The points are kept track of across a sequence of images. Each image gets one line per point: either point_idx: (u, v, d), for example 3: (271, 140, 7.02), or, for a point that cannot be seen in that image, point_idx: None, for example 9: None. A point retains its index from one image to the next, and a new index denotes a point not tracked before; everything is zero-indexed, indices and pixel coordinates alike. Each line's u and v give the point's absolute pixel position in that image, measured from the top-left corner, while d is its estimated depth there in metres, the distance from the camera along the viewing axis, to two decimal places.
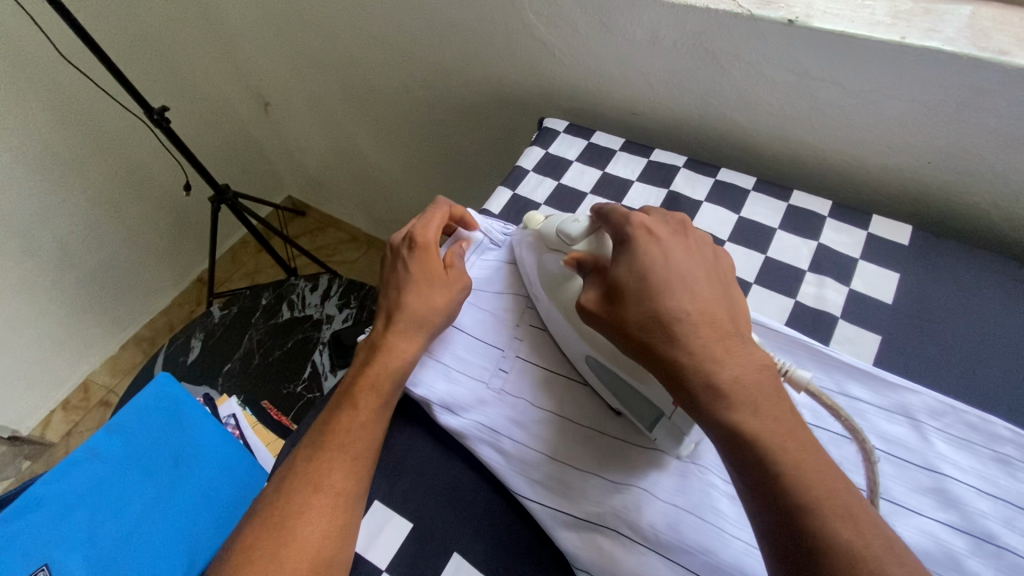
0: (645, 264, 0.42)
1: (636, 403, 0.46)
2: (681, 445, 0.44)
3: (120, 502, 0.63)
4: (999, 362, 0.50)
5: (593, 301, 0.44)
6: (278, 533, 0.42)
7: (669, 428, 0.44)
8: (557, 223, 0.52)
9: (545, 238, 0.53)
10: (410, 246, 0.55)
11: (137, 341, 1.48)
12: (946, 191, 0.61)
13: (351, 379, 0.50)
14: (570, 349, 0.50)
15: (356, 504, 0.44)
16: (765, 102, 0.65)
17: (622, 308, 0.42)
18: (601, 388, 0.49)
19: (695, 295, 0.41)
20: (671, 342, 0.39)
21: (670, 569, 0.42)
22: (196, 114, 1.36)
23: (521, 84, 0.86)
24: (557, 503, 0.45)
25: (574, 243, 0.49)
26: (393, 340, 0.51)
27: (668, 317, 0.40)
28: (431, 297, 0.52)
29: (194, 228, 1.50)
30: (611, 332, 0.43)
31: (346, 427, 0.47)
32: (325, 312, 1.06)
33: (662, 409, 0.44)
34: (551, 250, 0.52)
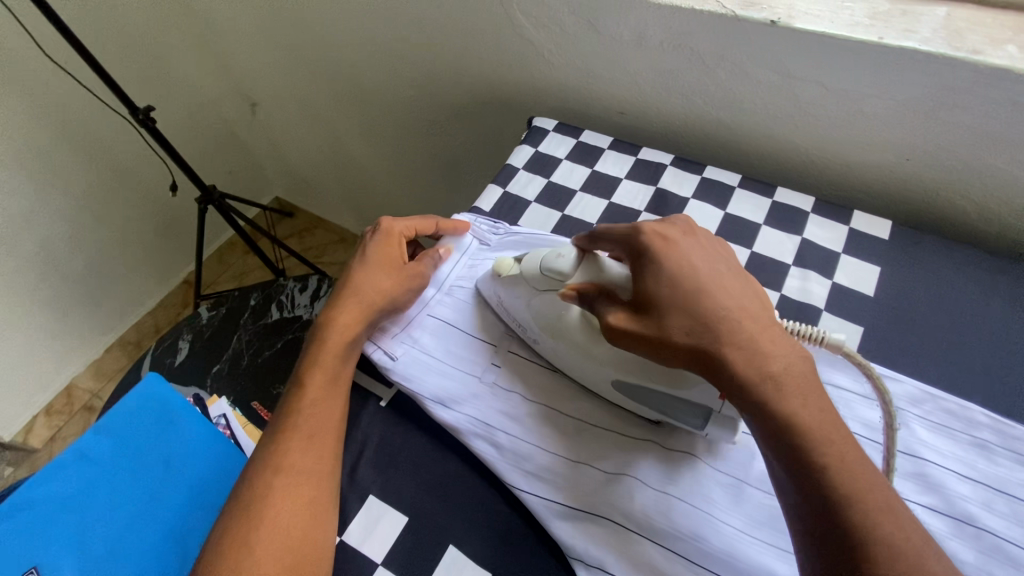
0: (674, 269, 0.42)
1: (682, 409, 0.45)
2: (735, 433, 0.44)
3: (110, 502, 0.62)
4: (979, 353, 0.51)
5: (622, 317, 0.43)
6: (247, 515, 0.43)
7: (719, 421, 0.44)
8: (540, 258, 0.50)
9: (528, 279, 0.51)
10: (375, 233, 0.57)
11: (121, 344, 1.46)
12: (924, 186, 0.63)
13: (304, 359, 0.51)
14: (573, 363, 0.50)
15: (322, 481, 0.45)
16: (749, 102, 0.66)
17: (664, 320, 0.41)
18: (627, 401, 0.48)
19: (728, 293, 0.41)
20: (728, 343, 0.39)
21: (664, 556, 0.43)
22: (181, 114, 1.34)
23: (510, 84, 0.87)
24: (549, 493, 0.46)
25: (568, 277, 0.48)
26: (336, 316, 0.52)
27: (717, 318, 0.40)
28: (382, 279, 0.54)
29: (179, 230, 1.49)
30: (648, 346, 0.42)
31: (302, 407, 0.48)
32: (315, 312, 1.06)
33: (712, 406, 0.44)
34: (539, 292, 0.51)
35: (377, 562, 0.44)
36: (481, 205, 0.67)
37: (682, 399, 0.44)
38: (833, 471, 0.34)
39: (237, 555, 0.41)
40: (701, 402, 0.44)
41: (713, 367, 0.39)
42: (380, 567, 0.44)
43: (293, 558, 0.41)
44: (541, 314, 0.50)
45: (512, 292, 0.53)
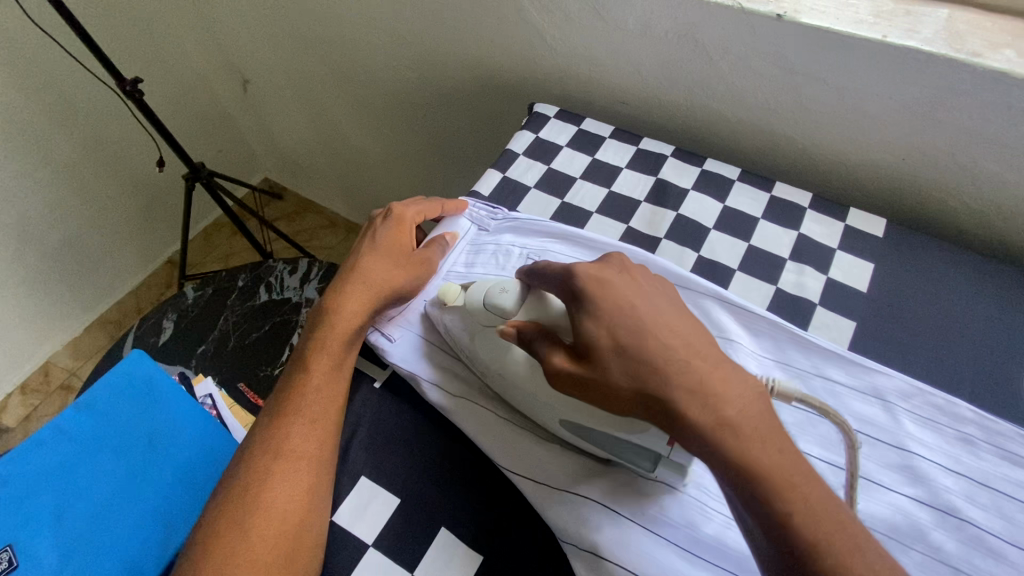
0: (611, 310, 0.38)
1: (629, 452, 0.42)
2: (685, 476, 0.42)
3: (89, 482, 0.60)
4: (966, 350, 0.52)
5: (564, 363, 0.39)
6: (246, 498, 0.43)
7: (670, 464, 0.42)
8: (482, 291, 0.47)
9: (471, 314, 0.48)
10: (386, 218, 0.56)
11: (101, 323, 1.43)
12: (918, 186, 0.64)
13: (303, 342, 0.50)
14: (539, 414, 0.46)
15: (323, 469, 0.45)
16: (751, 96, 0.66)
17: (606, 362, 0.37)
18: (580, 443, 0.45)
19: (672, 334, 0.38)
20: (665, 390, 0.36)
21: (656, 543, 0.42)
22: (171, 88, 1.31)
23: (512, 69, 0.86)
24: (544, 478, 0.45)
25: (510, 312, 0.45)
26: (340, 302, 0.51)
27: (661, 362, 0.36)
28: (389, 266, 0.53)
29: (165, 207, 1.46)
30: (591, 391, 0.38)
31: (302, 392, 0.47)
32: (304, 295, 1.04)
33: (660, 451, 0.41)
34: (483, 327, 0.47)
35: (368, 544, 0.44)
36: (480, 188, 0.66)
37: (629, 443, 0.42)
38: None
39: (235, 538, 0.41)
40: (648, 443, 0.41)
41: (651, 409, 0.37)
42: (371, 549, 0.44)
43: (290, 544, 0.41)
44: (488, 351, 0.47)
45: (456, 327, 0.50)
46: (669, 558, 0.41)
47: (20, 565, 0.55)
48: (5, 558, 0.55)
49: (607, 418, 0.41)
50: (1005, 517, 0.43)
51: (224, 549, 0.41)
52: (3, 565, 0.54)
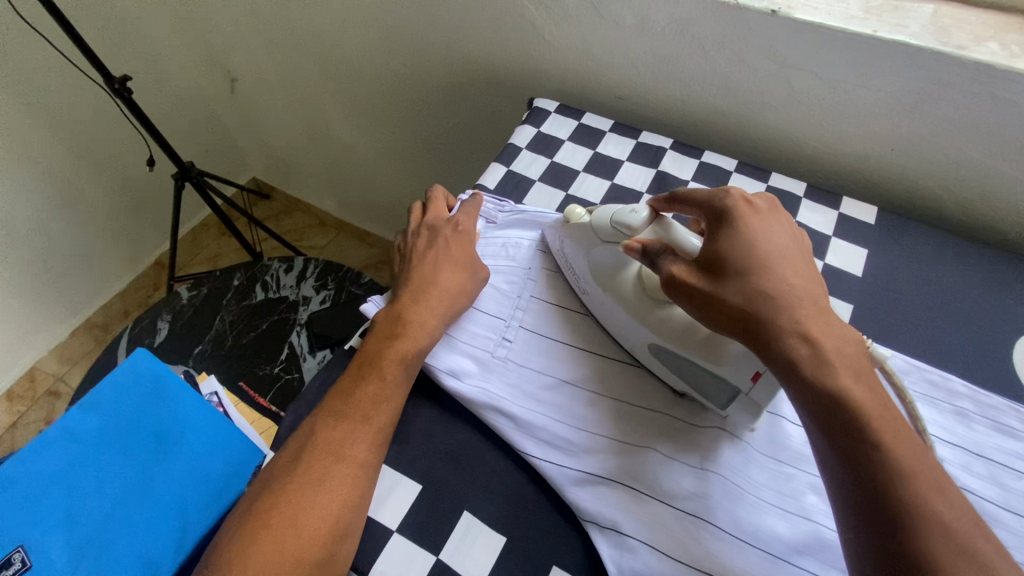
0: (748, 239, 0.42)
1: (710, 385, 0.46)
2: (757, 419, 0.45)
3: (99, 483, 0.60)
4: (956, 328, 0.55)
5: (685, 271, 0.43)
6: (299, 498, 0.43)
7: (746, 404, 0.45)
8: (611, 213, 0.50)
9: (595, 231, 0.51)
10: (455, 229, 0.58)
11: (89, 326, 1.41)
12: (905, 175, 0.67)
13: (377, 347, 0.50)
14: (622, 329, 0.51)
15: (365, 468, 0.45)
16: (747, 90, 0.68)
17: (727, 281, 0.41)
18: (655, 364, 0.49)
19: (791, 273, 0.41)
20: (775, 319, 0.39)
21: (674, 517, 0.43)
22: (157, 86, 1.29)
23: (509, 65, 0.87)
24: (565, 461, 0.46)
25: (636, 232, 0.48)
26: (421, 317, 0.51)
27: (775, 292, 0.40)
28: (463, 278, 0.54)
29: (153, 208, 1.43)
30: (700, 303, 0.42)
31: (372, 398, 0.47)
32: (301, 293, 1.04)
33: (739, 387, 0.44)
34: (603, 243, 0.51)
35: (394, 529, 0.45)
36: (485, 182, 0.67)
37: (712, 375, 0.45)
38: (850, 434, 0.36)
39: (286, 535, 0.42)
40: (730, 382, 0.44)
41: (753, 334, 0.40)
42: (396, 534, 0.45)
43: (332, 542, 0.42)
44: (599, 268, 0.52)
45: (577, 241, 0.53)
46: (686, 530, 0.43)
47: (34, 565, 0.55)
48: (18, 559, 0.55)
49: (699, 347, 0.45)
50: (999, 484, 0.46)
51: (273, 539, 0.42)
52: (16, 566, 0.55)
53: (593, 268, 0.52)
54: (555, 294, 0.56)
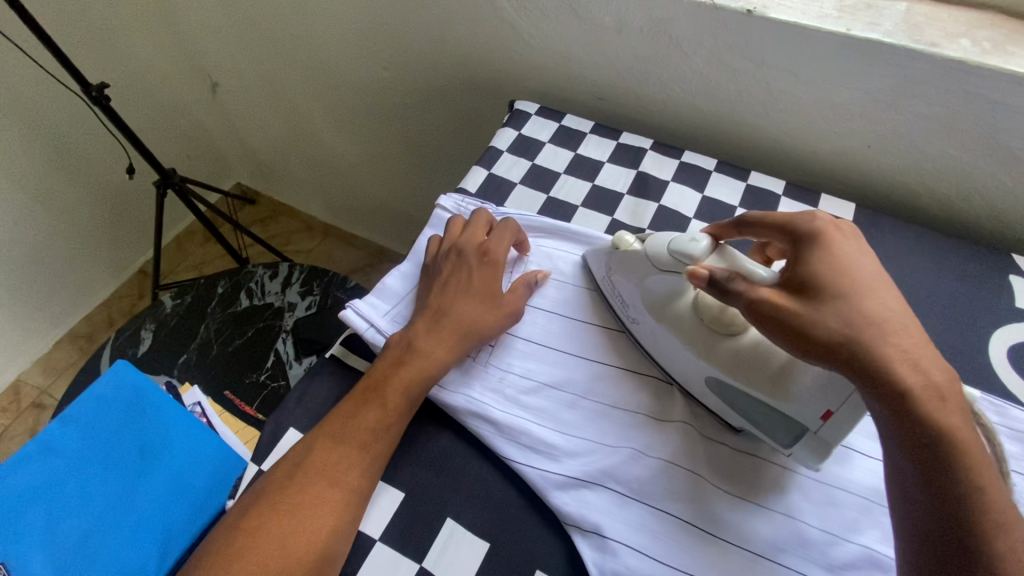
0: (835, 260, 0.40)
1: (773, 421, 0.43)
2: (824, 458, 0.42)
3: (80, 498, 0.59)
4: (931, 323, 0.56)
5: (770, 296, 0.40)
6: (289, 521, 0.42)
7: (815, 444, 0.42)
8: (668, 240, 0.46)
9: (651, 259, 0.48)
10: (482, 258, 0.53)
11: (72, 337, 1.39)
12: (882, 172, 0.67)
13: (381, 374, 0.48)
14: (674, 360, 0.48)
15: (351, 481, 0.45)
16: (725, 89, 0.69)
17: (822, 306, 0.38)
18: (713, 400, 0.47)
19: (891, 299, 0.39)
20: (880, 346, 0.36)
21: (656, 518, 0.44)
22: (136, 93, 1.28)
23: (490, 67, 0.87)
24: (548, 466, 0.46)
25: (700, 260, 0.44)
26: (431, 347, 0.49)
27: (879, 318, 0.38)
28: (481, 312, 0.51)
29: (135, 216, 1.42)
30: (791, 331, 0.39)
31: (371, 426, 0.46)
32: (287, 300, 1.03)
33: (808, 426, 0.42)
34: (660, 271, 0.48)
35: (376, 539, 0.45)
36: (466, 186, 0.67)
37: (778, 411, 0.42)
38: None
39: (271, 553, 0.41)
40: (797, 420, 0.42)
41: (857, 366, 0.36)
42: (379, 543, 0.44)
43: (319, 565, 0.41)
44: (651, 296, 0.49)
45: (628, 269, 0.50)
46: (669, 530, 0.43)
47: None
48: None
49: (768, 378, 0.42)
50: None
51: (260, 561, 0.41)
52: None
53: (647, 301, 0.49)
54: (550, 304, 0.55)
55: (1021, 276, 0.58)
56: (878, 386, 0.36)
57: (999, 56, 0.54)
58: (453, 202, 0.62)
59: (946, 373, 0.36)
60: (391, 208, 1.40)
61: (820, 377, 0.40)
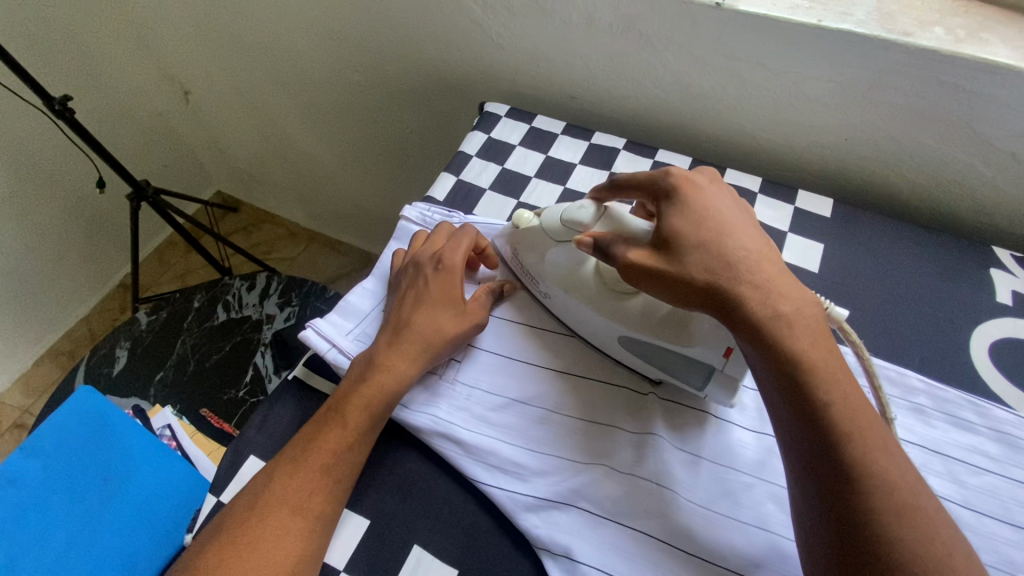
0: (695, 210, 0.42)
1: (684, 365, 0.45)
2: (733, 394, 0.45)
3: (43, 533, 0.57)
4: (912, 321, 0.54)
5: (643, 257, 0.41)
6: (248, 556, 0.40)
7: (722, 381, 0.44)
8: (560, 212, 0.48)
9: (546, 230, 0.49)
10: (437, 266, 0.51)
11: (53, 354, 1.36)
12: (862, 166, 0.65)
13: (343, 392, 0.46)
14: (587, 324, 0.50)
15: (312, 511, 0.42)
16: (698, 85, 0.67)
17: (685, 257, 0.40)
18: (629, 357, 0.48)
19: (744, 238, 0.41)
20: (736, 288, 0.39)
21: (630, 537, 0.42)
22: (107, 104, 1.25)
23: (461, 69, 0.85)
24: (517, 487, 0.44)
25: (587, 227, 0.46)
26: (391, 359, 0.47)
27: (735, 260, 0.40)
28: (441, 320, 0.49)
29: (111, 229, 1.39)
30: (667, 285, 0.41)
31: (334, 447, 0.44)
32: (264, 312, 1.01)
33: (713, 364, 0.44)
34: (557, 243, 0.49)
35: (340, 569, 0.43)
36: (435, 193, 0.65)
37: (685, 355, 0.45)
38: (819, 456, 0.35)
39: None
40: (702, 359, 0.44)
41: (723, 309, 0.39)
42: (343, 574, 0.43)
43: None
44: (554, 267, 0.50)
45: (530, 244, 0.51)
46: (644, 548, 0.42)
47: None
48: None
49: (670, 328, 0.44)
50: (958, 482, 0.45)
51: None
52: None
53: (553, 274, 0.50)
54: (518, 316, 0.54)
55: (1003, 270, 0.57)
56: (739, 327, 0.39)
57: (973, 44, 0.53)
58: (418, 213, 0.60)
59: (795, 304, 0.39)
60: (372, 213, 1.37)
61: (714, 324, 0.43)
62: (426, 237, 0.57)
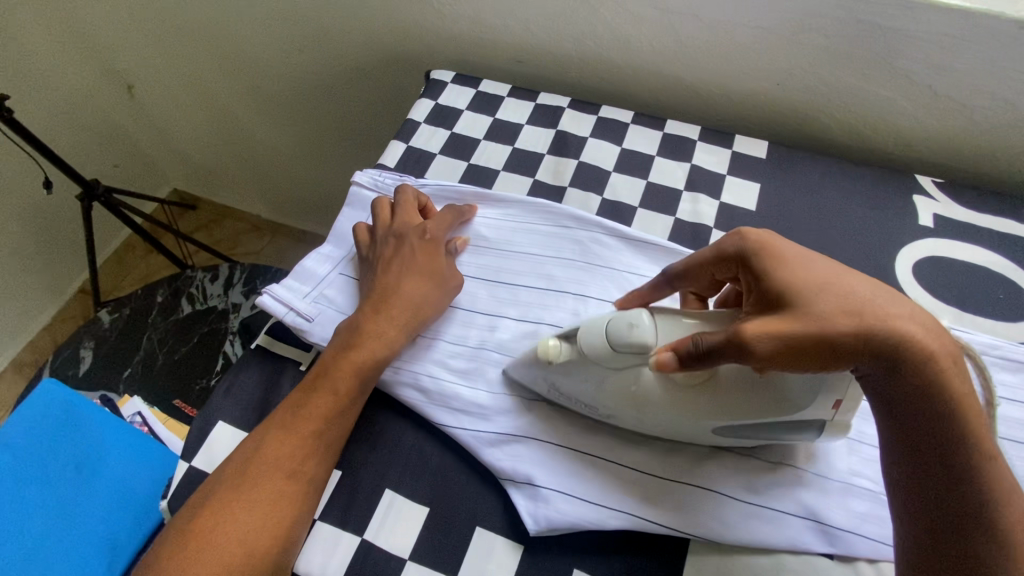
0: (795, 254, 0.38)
1: (791, 427, 0.41)
2: (842, 433, 0.41)
3: (17, 523, 0.58)
4: (843, 248, 0.58)
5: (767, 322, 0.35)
6: (245, 515, 0.42)
7: (834, 428, 0.40)
8: (603, 326, 0.41)
9: (592, 358, 0.41)
10: (422, 237, 0.54)
11: (17, 366, 1.34)
12: (794, 108, 0.69)
13: (331, 360, 0.48)
14: (669, 429, 0.43)
15: (300, 473, 0.44)
16: (636, 40, 0.69)
17: (817, 309, 0.34)
18: (727, 438, 0.42)
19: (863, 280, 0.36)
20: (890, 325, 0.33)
21: (595, 467, 0.45)
22: (48, 104, 1.21)
23: (406, 40, 0.85)
24: (480, 425, 0.46)
25: (653, 345, 0.39)
26: (381, 328, 0.48)
27: (869, 299, 0.35)
28: (427, 289, 0.51)
29: (65, 234, 1.35)
30: (811, 351, 0.34)
31: (325, 413, 0.46)
32: (230, 301, 1.01)
33: (825, 417, 0.40)
34: (612, 369, 0.41)
35: (316, 519, 0.44)
36: (386, 162, 0.66)
37: (796, 420, 0.40)
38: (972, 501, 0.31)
39: (224, 553, 0.40)
40: (815, 418, 0.39)
41: (878, 354, 0.33)
42: (319, 523, 0.44)
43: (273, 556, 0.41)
44: (614, 391, 0.42)
45: (566, 375, 0.43)
46: (610, 476, 0.44)
47: None
48: None
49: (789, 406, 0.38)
50: None
51: (218, 557, 0.40)
52: None
53: (609, 391, 0.42)
54: (476, 269, 0.56)
55: (924, 196, 0.61)
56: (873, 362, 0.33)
57: None
58: (369, 178, 0.61)
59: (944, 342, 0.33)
60: (333, 199, 1.37)
61: (811, 383, 0.37)
62: (392, 204, 0.57)
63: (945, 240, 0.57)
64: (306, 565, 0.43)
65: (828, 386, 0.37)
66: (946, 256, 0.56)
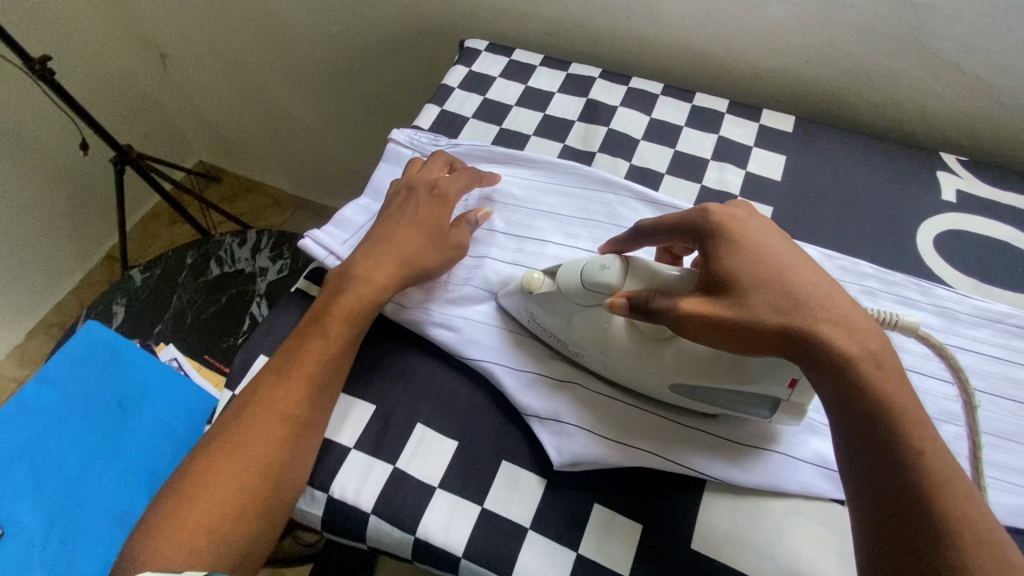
0: (746, 247, 0.38)
1: (743, 400, 0.43)
2: (799, 416, 0.43)
3: (64, 452, 0.62)
4: (866, 219, 0.59)
5: (699, 305, 0.37)
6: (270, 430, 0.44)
7: (788, 407, 0.42)
8: (580, 269, 0.44)
9: (565, 294, 0.44)
10: (431, 191, 0.55)
11: (44, 326, 1.37)
12: (822, 85, 0.70)
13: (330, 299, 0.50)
14: (632, 379, 0.45)
15: (317, 395, 0.46)
16: (668, 13, 0.70)
17: (751, 300, 0.36)
18: (680, 400, 0.45)
19: (808, 273, 0.37)
20: (815, 326, 0.34)
21: (620, 409, 0.47)
22: (84, 70, 1.24)
23: (440, 11, 0.87)
24: (512, 365, 0.49)
25: (617, 288, 0.42)
26: (368, 272, 0.50)
27: (802, 296, 0.35)
28: (420, 242, 0.52)
29: (95, 199, 1.39)
30: (734, 336, 0.36)
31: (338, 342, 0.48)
32: (258, 265, 1.04)
33: (778, 395, 0.42)
34: (582, 307, 0.44)
35: (350, 447, 0.47)
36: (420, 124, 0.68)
37: (747, 392, 0.42)
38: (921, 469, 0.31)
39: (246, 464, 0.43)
40: (768, 394, 0.41)
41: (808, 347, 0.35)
42: (353, 452, 0.47)
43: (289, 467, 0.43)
44: (586, 329, 0.45)
45: (545, 309, 0.47)
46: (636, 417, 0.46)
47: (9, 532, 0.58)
48: None
49: (725, 372, 0.41)
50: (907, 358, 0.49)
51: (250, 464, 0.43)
52: None
53: (580, 334, 0.46)
54: (505, 224, 0.58)
55: (948, 172, 0.62)
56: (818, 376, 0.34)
57: None
58: (406, 136, 0.64)
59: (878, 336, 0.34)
60: (356, 174, 1.39)
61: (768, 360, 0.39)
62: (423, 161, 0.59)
63: (967, 215, 0.58)
64: (341, 488, 0.45)
65: (777, 369, 0.39)
66: (968, 230, 0.57)
